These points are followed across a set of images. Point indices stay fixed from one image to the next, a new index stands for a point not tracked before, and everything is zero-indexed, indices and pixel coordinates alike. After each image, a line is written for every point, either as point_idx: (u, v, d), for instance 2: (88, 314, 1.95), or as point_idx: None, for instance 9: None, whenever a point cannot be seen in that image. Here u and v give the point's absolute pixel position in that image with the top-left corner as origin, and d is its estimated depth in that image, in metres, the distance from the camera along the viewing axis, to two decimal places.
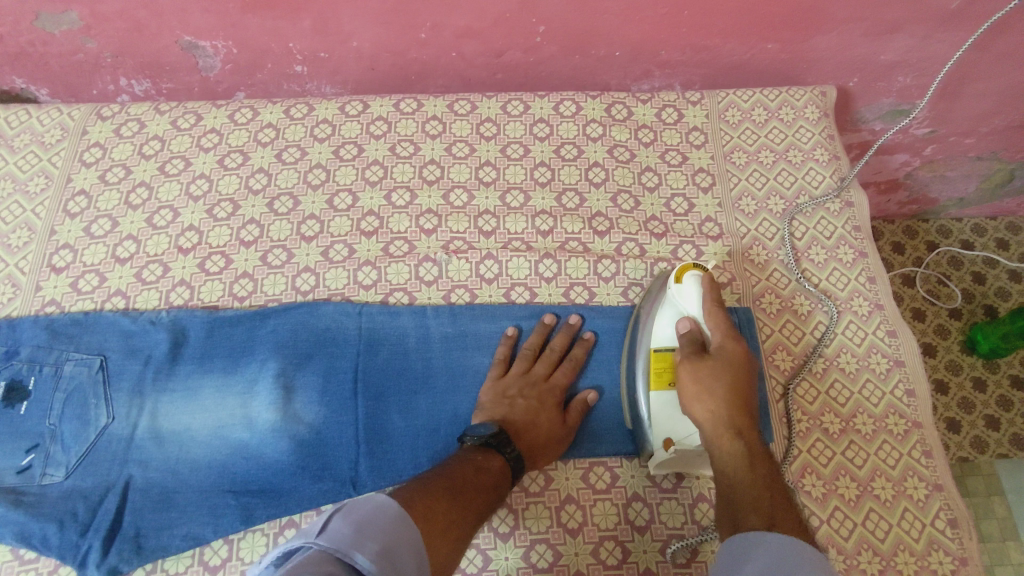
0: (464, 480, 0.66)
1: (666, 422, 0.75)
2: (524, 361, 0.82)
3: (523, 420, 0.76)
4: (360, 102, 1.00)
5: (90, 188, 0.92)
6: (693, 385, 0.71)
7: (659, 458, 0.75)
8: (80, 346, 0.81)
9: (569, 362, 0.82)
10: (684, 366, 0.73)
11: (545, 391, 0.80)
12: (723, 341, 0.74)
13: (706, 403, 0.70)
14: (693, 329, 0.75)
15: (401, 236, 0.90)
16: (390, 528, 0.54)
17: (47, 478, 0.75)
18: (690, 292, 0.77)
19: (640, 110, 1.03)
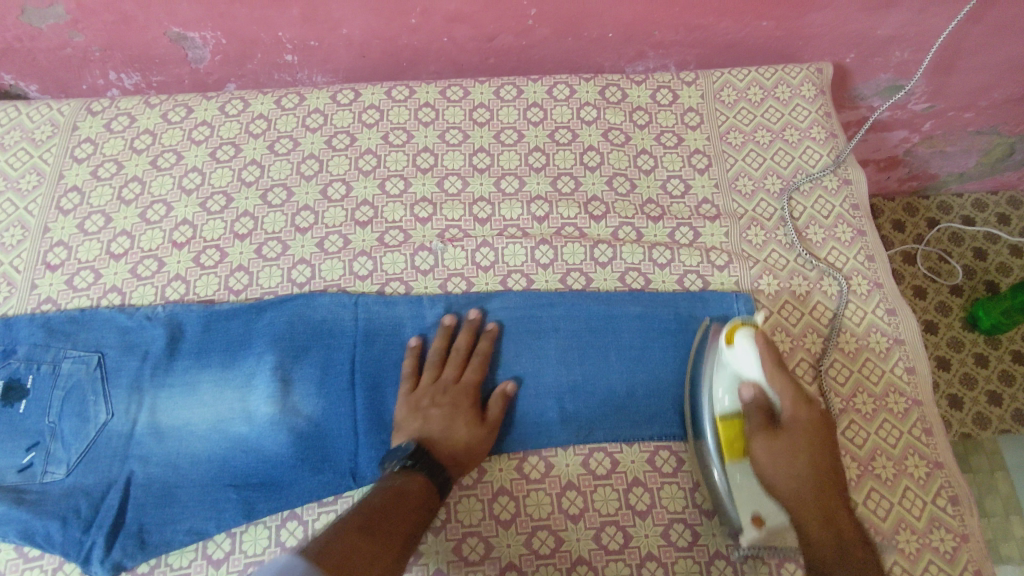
0: (391, 508, 0.64)
1: (750, 497, 0.72)
2: (430, 369, 0.80)
3: (439, 433, 0.75)
4: (352, 90, 0.99)
5: (82, 184, 0.91)
6: (771, 469, 0.70)
7: (750, 534, 0.72)
8: (77, 343, 0.81)
9: (477, 358, 0.81)
10: (757, 442, 0.71)
11: (455, 394, 0.78)
12: (793, 409, 0.71)
13: (790, 485, 0.69)
14: (756, 397, 0.72)
15: (396, 226, 0.90)
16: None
17: (48, 475, 0.75)
18: (745, 355, 0.73)
19: (634, 92, 1.02)
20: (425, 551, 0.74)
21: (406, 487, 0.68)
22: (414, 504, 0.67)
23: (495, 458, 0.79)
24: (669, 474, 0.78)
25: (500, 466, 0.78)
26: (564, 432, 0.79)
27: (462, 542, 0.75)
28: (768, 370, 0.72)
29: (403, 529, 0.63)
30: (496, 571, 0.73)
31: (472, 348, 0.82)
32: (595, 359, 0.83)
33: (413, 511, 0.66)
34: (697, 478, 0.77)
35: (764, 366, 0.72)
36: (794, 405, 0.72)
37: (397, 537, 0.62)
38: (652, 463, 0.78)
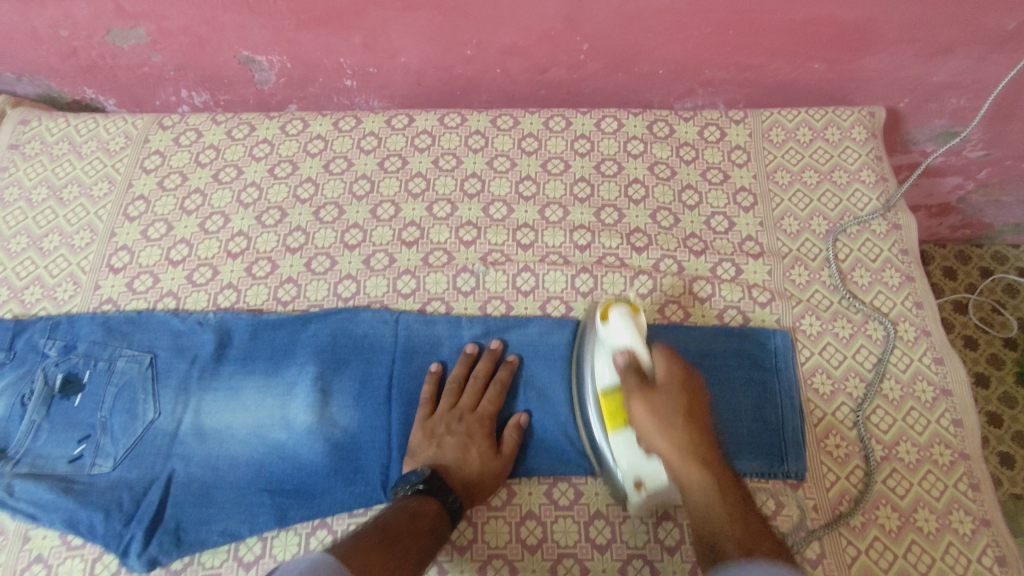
0: (406, 527, 0.65)
1: (632, 463, 0.72)
2: (447, 397, 0.81)
3: (453, 460, 0.76)
4: (407, 116, 1.03)
5: (149, 193, 0.96)
6: (649, 422, 0.66)
7: (633, 500, 0.74)
8: (132, 342, 0.84)
9: (495, 387, 0.82)
10: (634, 403, 0.67)
11: (471, 423, 0.79)
12: (668, 369, 0.68)
13: (669, 435, 0.64)
14: (630, 361, 0.69)
15: (440, 247, 0.92)
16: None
17: (96, 468, 0.78)
18: (618, 327, 0.71)
19: (682, 128, 1.03)
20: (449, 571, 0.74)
21: (418, 510, 0.69)
22: (426, 526, 0.67)
23: (524, 482, 0.79)
24: None
25: (529, 490, 0.78)
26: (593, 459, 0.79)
27: (487, 563, 0.75)
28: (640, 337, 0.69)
29: (416, 548, 0.64)
30: None
31: (491, 377, 0.83)
32: None
33: (426, 532, 0.67)
34: None
35: (637, 334, 0.70)
36: (665, 362, 0.68)
37: (411, 553, 0.63)
38: None
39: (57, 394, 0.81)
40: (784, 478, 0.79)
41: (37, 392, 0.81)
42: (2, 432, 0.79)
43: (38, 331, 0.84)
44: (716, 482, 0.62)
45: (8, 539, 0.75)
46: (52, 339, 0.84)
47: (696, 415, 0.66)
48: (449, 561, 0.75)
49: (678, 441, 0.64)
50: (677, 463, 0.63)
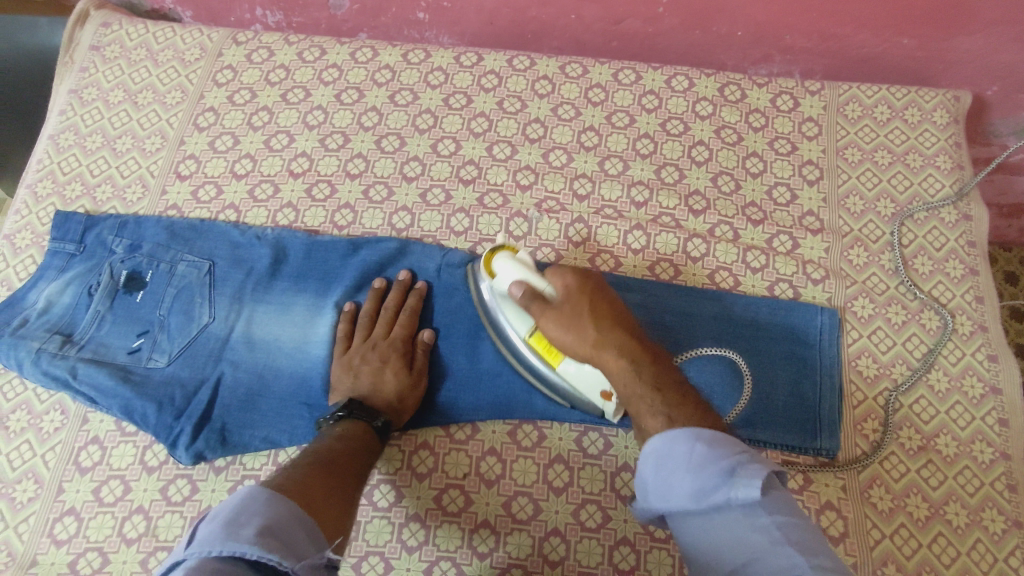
0: (337, 449, 0.68)
1: (589, 385, 0.74)
2: (359, 328, 0.83)
3: (370, 388, 0.78)
4: (475, 54, 1.01)
5: (219, 106, 0.97)
6: (561, 335, 0.69)
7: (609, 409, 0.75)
8: (193, 249, 0.87)
9: (405, 314, 0.83)
10: (546, 324, 0.70)
11: (384, 348, 0.80)
12: (562, 283, 0.70)
13: (580, 337, 0.68)
14: (526, 292, 0.71)
15: (496, 189, 0.93)
16: (269, 510, 0.51)
17: (152, 362, 0.81)
18: (503, 275, 0.74)
19: (755, 94, 0.99)
20: (475, 501, 0.77)
21: (347, 433, 0.71)
22: (358, 445, 0.70)
23: (556, 426, 0.80)
24: None
25: (559, 435, 0.80)
26: None
27: (513, 499, 0.77)
28: (528, 270, 0.72)
29: (352, 466, 0.66)
30: (542, 533, 0.75)
31: (399, 306, 0.84)
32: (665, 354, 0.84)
33: (358, 451, 0.69)
34: None
35: (524, 267, 0.73)
36: (559, 277, 0.71)
37: (348, 472, 0.65)
38: None
39: (121, 289, 0.84)
40: (815, 455, 0.79)
41: (103, 285, 0.84)
42: (68, 317, 0.82)
43: (107, 228, 0.87)
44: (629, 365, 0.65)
45: (69, 418, 0.80)
46: (120, 237, 0.87)
47: (608, 313, 0.68)
48: (406, 486, 0.78)
49: (589, 340, 0.67)
50: (599, 357, 0.66)
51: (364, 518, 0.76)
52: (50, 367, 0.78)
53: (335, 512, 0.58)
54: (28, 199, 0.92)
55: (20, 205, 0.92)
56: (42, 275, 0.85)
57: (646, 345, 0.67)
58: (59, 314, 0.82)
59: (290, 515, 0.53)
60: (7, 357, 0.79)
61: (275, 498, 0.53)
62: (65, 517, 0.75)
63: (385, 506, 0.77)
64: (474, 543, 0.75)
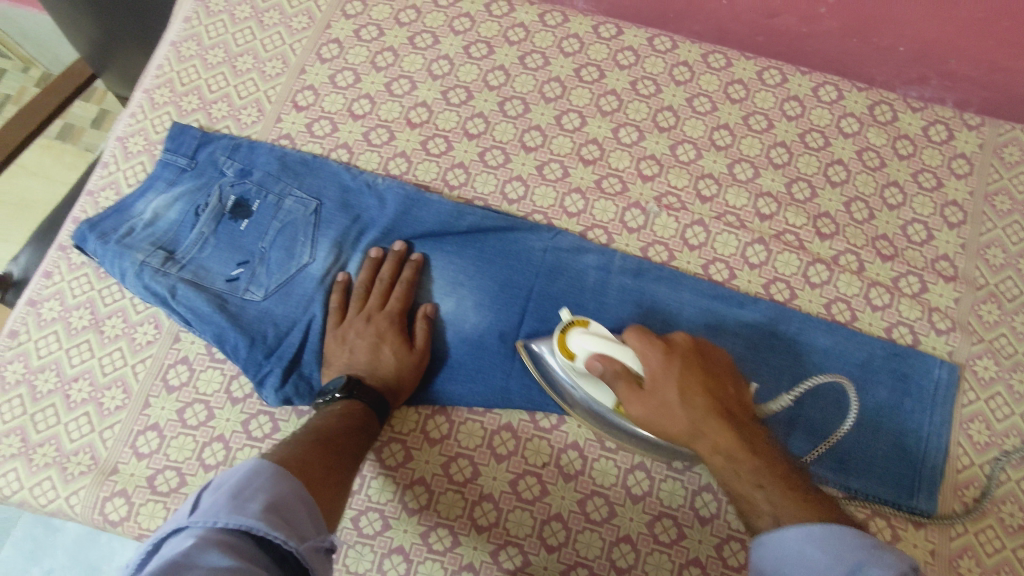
0: (337, 428, 0.66)
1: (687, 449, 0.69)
2: (354, 299, 0.79)
3: (365, 365, 0.75)
4: (615, 26, 0.95)
5: (344, 39, 0.93)
6: (650, 417, 0.63)
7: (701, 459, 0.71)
8: (302, 185, 0.85)
9: (399, 287, 0.80)
10: (630, 407, 0.64)
11: (379, 323, 0.77)
12: (648, 359, 0.64)
13: (675, 427, 0.61)
14: (608, 366, 0.66)
15: (617, 174, 0.88)
16: (273, 487, 0.51)
17: (248, 294, 0.79)
18: (586, 350, 0.68)
19: (907, 118, 0.92)
20: (550, 492, 0.75)
21: (346, 412, 0.69)
22: (356, 424, 0.69)
23: None
24: None
25: None
26: None
27: (588, 498, 0.74)
28: (614, 343, 0.66)
29: (353, 444, 0.66)
30: (612, 537, 0.73)
31: (394, 279, 0.81)
32: (764, 377, 0.81)
33: (357, 430, 0.68)
34: None
35: (603, 341, 0.67)
36: (643, 346, 0.64)
37: (348, 451, 0.64)
38: None
39: (227, 214, 0.82)
40: (908, 513, 0.76)
41: (211, 207, 0.83)
42: (172, 233, 0.81)
43: (221, 148, 0.86)
44: (735, 450, 0.59)
45: (162, 333, 0.80)
46: (232, 161, 0.85)
47: (706, 394, 0.62)
48: (483, 465, 0.76)
49: (683, 427, 0.61)
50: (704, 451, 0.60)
51: (437, 489, 0.75)
52: (152, 283, 0.77)
53: (332, 493, 0.58)
54: (144, 104, 0.90)
55: (135, 109, 0.90)
56: (151, 185, 0.84)
57: (751, 431, 0.61)
58: (164, 229, 0.81)
59: (294, 493, 0.53)
60: (111, 265, 0.78)
61: (277, 477, 0.53)
62: (148, 431, 0.76)
63: (460, 480, 0.75)
64: (543, 534, 0.73)
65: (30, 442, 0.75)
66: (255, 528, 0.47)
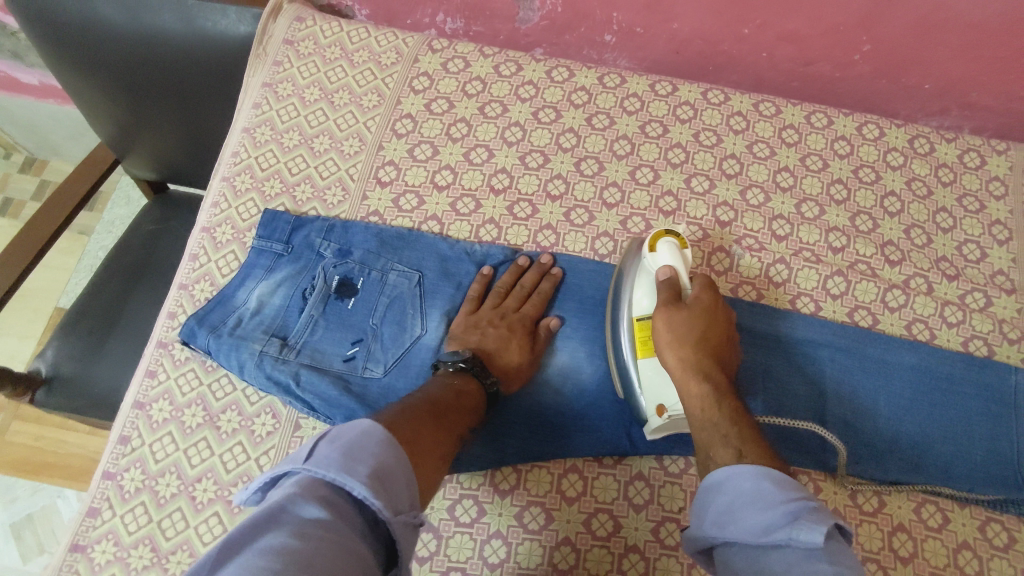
0: (454, 405, 0.69)
1: (656, 388, 0.75)
2: (494, 296, 0.85)
3: (492, 350, 0.79)
4: (670, 83, 1.01)
5: (417, 114, 0.96)
6: (667, 335, 0.73)
7: (652, 423, 0.75)
8: (402, 259, 0.86)
9: (537, 295, 0.85)
10: (658, 314, 0.74)
11: (512, 319, 0.82)
12: (700, 294, 0.75)
13: (682, 351, 0.72)
14: (671, 278, 0.77)
15: (697, 222, 0.93)
16: (380, 453, 0.52)
17: (368, 372, 0.79)
18: (664, 259, 0.78)
19: (943, 148, 1.00)
20: None
21: (464, 388, 0.73)
22: (469, 404, 0.72)
23: None
24: (935, 529, 0.80)
25: None
26: (832, 461, 0.83)
27: None
28: (683, 270, 0.77)
29: (460, 424, 0.67)
30: None
31: (535, 286, 0.86)
32: (865, 401, 0.86)
33: (469, 411, 0.71)
34: (962, 540, 0.80)
35: (682, 263, 0.78)
36: (699, 289, 0.76)
37: (454, 432, 0.66)
38: (918, 514, 0.81)
39: (333, 295, 0.83)
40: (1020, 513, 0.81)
41: (317, 290, 0.83)
42: (282, 319, 0.81)
43: (316, 231, 0.87)
44: (713, 397, 0.69)
45: (281, 423, 0.78)
46: (328, 242, 0.86)
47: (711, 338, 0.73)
48: (623, 517, 0.77)
49: (690, 361, 0.71)
50: (681, 375, 0.71)
51: (583, 547, 0.76)
52: (274, 372, 0.77)
53: (432, 470, 0.59)
54: (226, 192, 0.90)
55: (217, 197, 0.90)
56: (250, 273, 0.84)
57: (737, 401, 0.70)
58: (272, 315, 0.81)
59: (400, 460, 0.53)
60: (228, 357, 0.78)
61: (389, 441, 0.53)
62: None
63: (604, 535, 0.76)
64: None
65: (161, 551, 0.73)
66: (355, 490, 0.48)
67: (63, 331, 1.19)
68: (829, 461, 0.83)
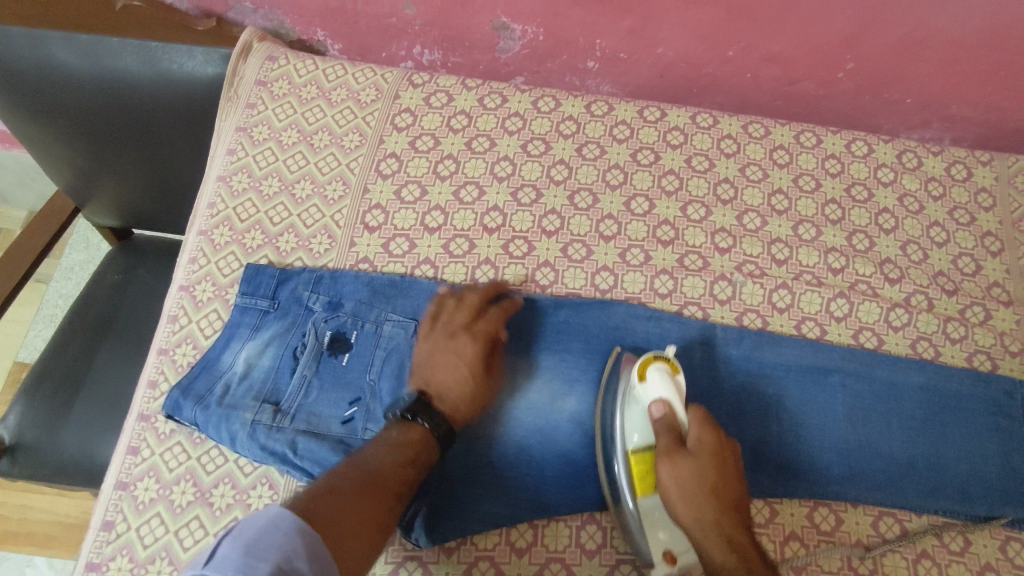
0: (386, 464, 0.63)
1: (660, 537, 0.69)
2: (442, 315, 0.78)
3: (439, 383, 0.73)
4: (658, 109, 0.99)
5: (402, 153, 0.93)
6: (673, 489, 0.67)
7: (659, 570, 0.69)
8: (396, 308, 0.82)
9: (489, 314, 0.78)
10: (662, 464, 0.67)
11: (463, 341, 0.75)
12: (700, 432, 0.69)
13: (691, 505, 0.65)
14: (666, 415, 0.70)
15: (696, 251, 0.91)
16: (288, 542, 0.49)
17: (368, 433, 0.73)
18: (655, 389, 0.71)
19: (930, 162, 1.00)
20: None
21: (402, 440, 0.66)
22: (406, 457, 0.64)
23: (788, 501, 0.81)
24: (957, 553, 0.79)
25: (791, 510, 0.80)
26: (850, 489, 0.81)
27: None
28: (679, 404, 0.71)
29: (396, 480, 0.62)
30: None
31: (485, 304, 0.80)
32: (877, 424, 0.84)
33: (407, 465, 0.64)
34: (984, 562, 0.78)
35: (676, 391, 0.71)
36: (697, 427, 0.69)
37: (390, 491, 0.61)
38: (940, 539, 0.79)
39: (326, 351, 0.78)
40: None
41: (308, 347, 0.78)
42: (272, 382, 0.76)
43: (302, 283, 0.82)
44: (739, 563, 0.61)
45: (279, 494, 0.73)
46: (317, 294, 0.82)
47: (722, 483, 0.67)
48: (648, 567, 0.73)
49: (700, 513, 0.65)
50: (698, 537, 0.65)
51: None
52: (269, 442, 0.71)
53: (360, 546, 0.55)
54: (205, 247, 0.87)
55: (195, 253, 0.87)
56: (235, 334, 0.80)
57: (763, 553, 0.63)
58: (260, 379, 0.76)
59: (312, 550, 0.50)
60: (218, 430, 0.73)
61: (299, 530, 0.50)
62: None
63: None
64: None
65: None
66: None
67: (26, 394, 1.06)
68: (848, 490, 0.81)
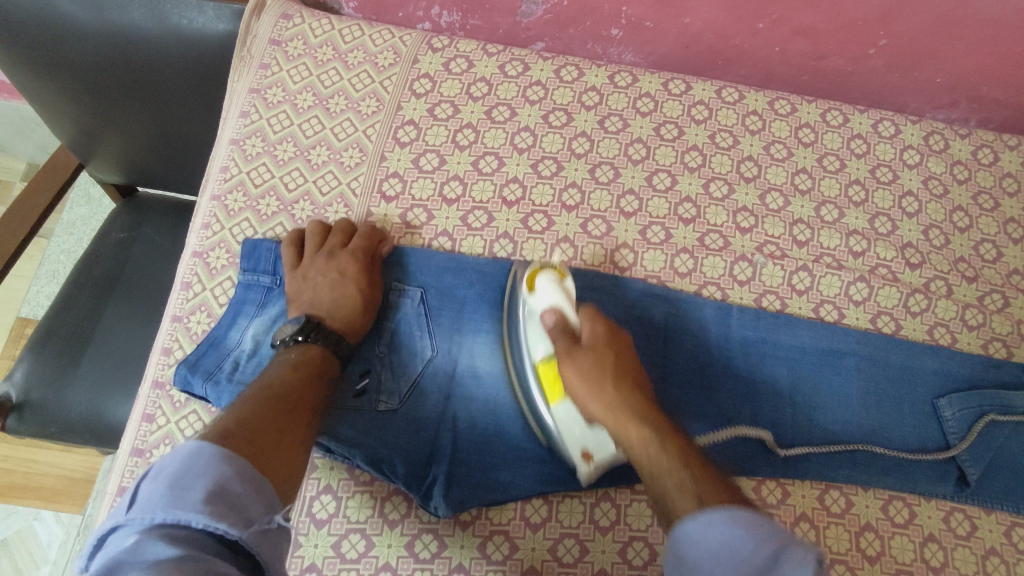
0: (292, 378, 0.64)
1: (577, 437, 0.72)
2: (310, 241, 0.80)
3: (327, 303, 0.75)
4: (682, 82, 0.96)
5: (420, 120, 0.91)
6: (579, 385, 0.68)
7: (581, 471, 0.72)
8: (406, 279, 0.83)
9: (360, 235, 0.81)
10: (564, 366, 0.69)
11: (341, 260, 0.78)
12: (591, 326, 0.71)
13: (602, 393, 0.66)
14: (559, 321, 0.72)
15: (717, 230, 0.89)
16: (212, 469, 0.48)
17: (383, 403, 0.76)
18: (544, 296, 0.74)
19: (957, 145, 0.98)
20: None
21: (301, 358, 0.68)
22: (310, 369, 0.67)
23: (798, 483, 0.80)
24: (964, 537, 0.79)
25: (802, 492, 0.80)
26: (859, 472, 0.81)
27: None
28: (569, 305, 0.73)
29: (311, 396, 0.64)
30: None
31: (351, 229, 0.82)
32: (890, 410, 0.84)
33: (313, 377, 0.66)
34: (989, 546, 0.79)
35: (563, 296, 0.73)
36: (588, 322, 0.72)
37: (303, 404, 0.62)
38: (947, 523, 0.80)
39: None
40: None
41: None
42: None
43: None
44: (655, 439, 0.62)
45: None
46: None
47: (618, 369, 0.68)
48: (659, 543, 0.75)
49: (610, 403, 0.65)
50: (613, 425, 0.65)
51: None
52: None
53: (287, 458, 0.56)
54: (217, 213, 0.85)
55: (208, 218, 0.85)
56: (239, 310, 0.79)
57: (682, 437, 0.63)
58: (268, 355, 0.76)
59: (239, 472, 0.50)
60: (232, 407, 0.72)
61: (223, 456, 0.50)
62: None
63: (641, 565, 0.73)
64: None
65: None
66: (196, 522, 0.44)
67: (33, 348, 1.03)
68: (858, 473, 0.81)
